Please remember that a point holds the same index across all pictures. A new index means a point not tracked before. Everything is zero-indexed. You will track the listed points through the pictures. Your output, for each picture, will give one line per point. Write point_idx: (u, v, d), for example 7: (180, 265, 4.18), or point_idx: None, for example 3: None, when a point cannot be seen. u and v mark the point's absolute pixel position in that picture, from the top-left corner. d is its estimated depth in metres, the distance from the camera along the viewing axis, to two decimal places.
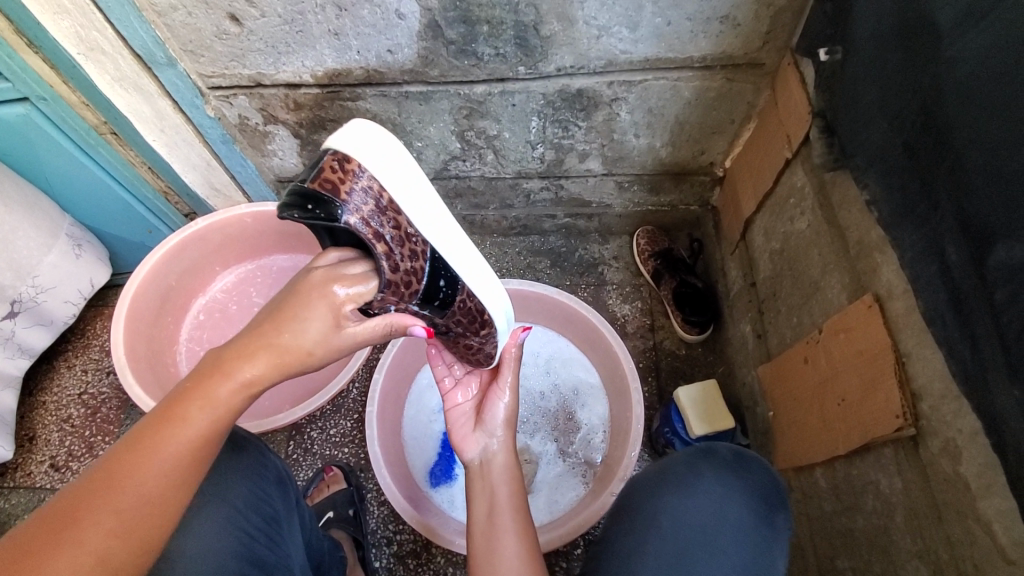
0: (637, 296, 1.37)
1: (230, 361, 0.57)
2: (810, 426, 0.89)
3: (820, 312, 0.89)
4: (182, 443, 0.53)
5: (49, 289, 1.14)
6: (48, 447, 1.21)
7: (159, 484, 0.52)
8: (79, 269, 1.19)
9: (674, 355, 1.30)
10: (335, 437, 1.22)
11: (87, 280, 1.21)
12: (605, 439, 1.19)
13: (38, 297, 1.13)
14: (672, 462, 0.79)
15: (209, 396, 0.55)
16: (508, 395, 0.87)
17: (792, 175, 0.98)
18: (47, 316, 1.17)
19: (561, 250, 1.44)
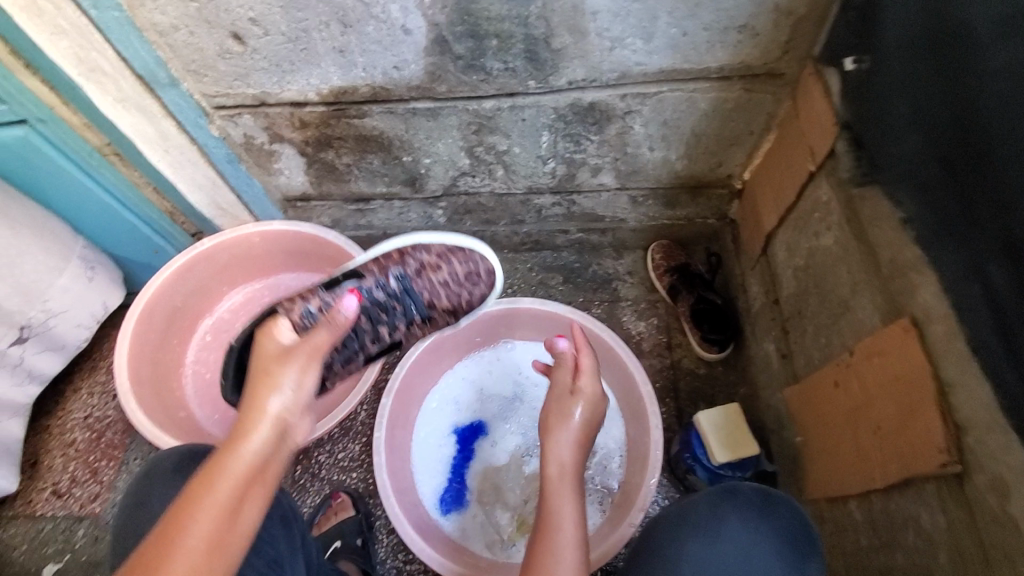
0: (653, 312, 1.33)
1: (240, 430, 0.60)
2: (845, 455, 0.84)
3: (851, 335, 0.84)
4: (205, 517, 0.54)
5: (59, 313, 1.11)
6: (51, 474, 1.20)
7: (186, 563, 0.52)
8: (90, 292, 1.15)
9: (694, 374, 1.25)
10: (343, 461, 1.18)
11: (102, 303, 1.19)
12: (622, 464, 1.13)
13: (49, 321, 1.10)
14: (693, 499, 0.73)
15: (226, 468, 0.57)
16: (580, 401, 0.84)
17: (815, 188, 0.93)
18: (57, 341, 1.14)
19: (574, 266, 1.39)
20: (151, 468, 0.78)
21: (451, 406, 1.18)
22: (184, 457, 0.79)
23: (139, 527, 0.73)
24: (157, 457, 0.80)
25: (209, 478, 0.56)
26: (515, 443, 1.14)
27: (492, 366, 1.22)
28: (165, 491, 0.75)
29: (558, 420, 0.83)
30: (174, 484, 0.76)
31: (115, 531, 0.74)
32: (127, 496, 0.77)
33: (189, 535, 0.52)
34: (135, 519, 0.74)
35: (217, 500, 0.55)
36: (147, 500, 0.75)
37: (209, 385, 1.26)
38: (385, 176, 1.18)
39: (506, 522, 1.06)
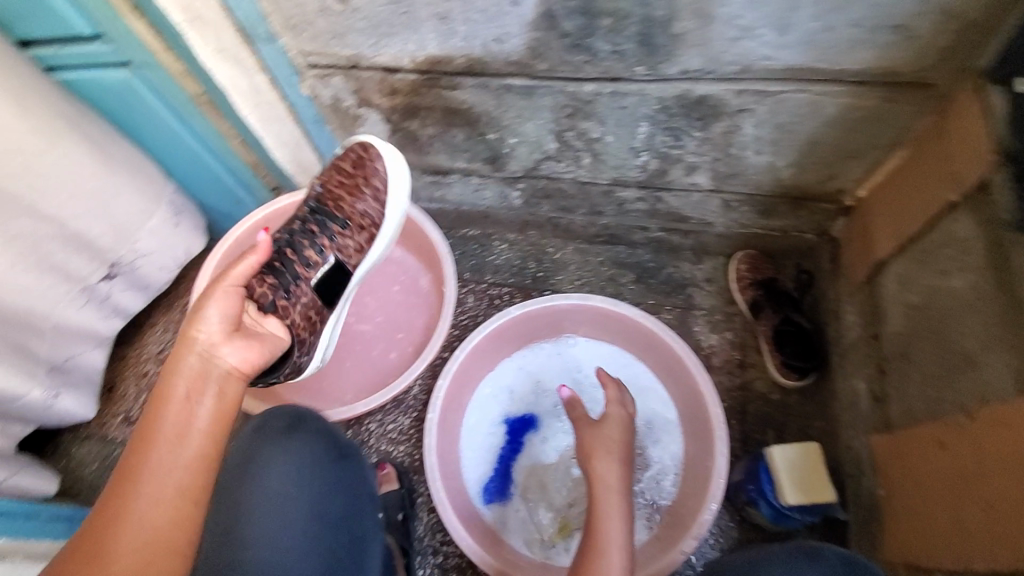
0: (728, 326, 1.23)
1: (176, 362, 0.61)
2: (939, 523, 0.76)
3: (970, 395, 0.74)
4: (159, 448, 0.55)
5: (146, 254, 1.14)
6: (125, 401, 1.27)
7: (152, 494, 0.53)
8: (175, 236, 1.18)
9: (765, 399, 1.16)
10: (393, 434, 1.18)
11: (183, 248, 1.21)
12: (676, 483, 1.06)
13: (136, 261, 1.13)
14: (767, 554, 0.68)
15: (168, 398, 0.58)
16: (617, 430, 0.80)
17: (953, 222, 0.81)
18: (142, 280, 1.17)
19: (648, 265, 1.32)
20: (262, 423, 0.78)
21: (504, 396, 1.15)
22: (292, 421, 0.79)
23: (243, 486, 0.72)
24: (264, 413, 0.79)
25: (143, 441, 0.55)
26: (565, 443, 1.10)
27: (550, 361, 1.19)
28: (275, 454, 0.74)
29: (602, 447, 0.77)
30: (284, 448, 0.75)
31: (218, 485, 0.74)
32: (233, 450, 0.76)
33: (150, 470, 0.54)
34: (240, 476, 0.73)
35: (167, 432, 0.56)
36: (254, 459, 0.74)
37: None
38: (466, 151, 1.14)
39: (548, 523, 1.03)
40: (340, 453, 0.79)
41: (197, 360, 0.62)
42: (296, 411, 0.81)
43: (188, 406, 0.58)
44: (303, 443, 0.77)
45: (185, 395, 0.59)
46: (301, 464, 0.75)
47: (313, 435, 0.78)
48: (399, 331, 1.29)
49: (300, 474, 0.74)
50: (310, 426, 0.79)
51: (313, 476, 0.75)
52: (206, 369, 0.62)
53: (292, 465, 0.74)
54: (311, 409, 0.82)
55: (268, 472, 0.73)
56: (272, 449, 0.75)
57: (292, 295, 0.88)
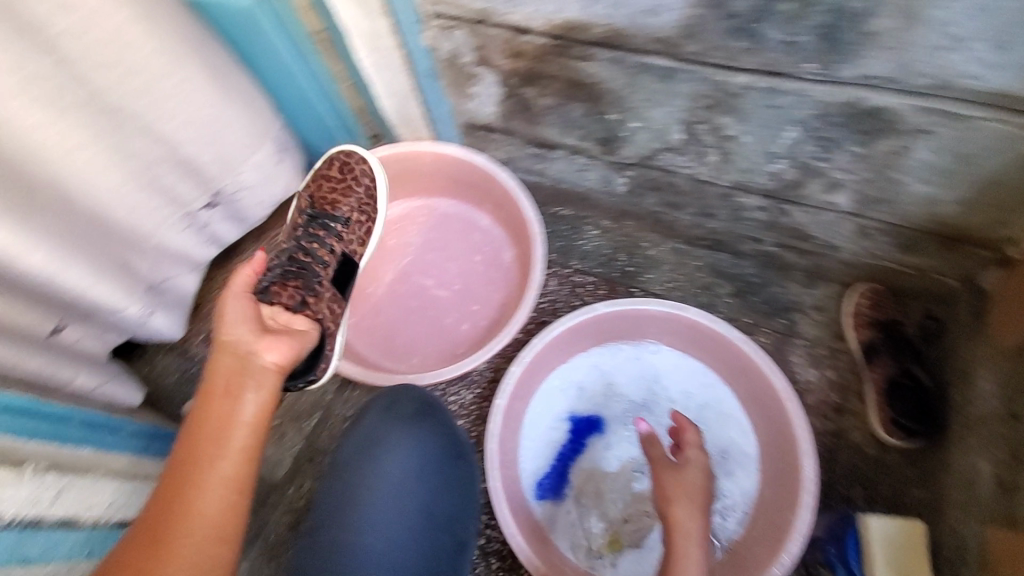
0: (831, 364, 1.11)
1: (217, 361, 0.69)
2: None
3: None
4: (210, 433, 0.60)
5: (248, 187, 1.16)
6: (208, 320, 1.31)
7: (214, 473, 0.57)
8: (277, 174, 1.20)
9: (859, 452, 1.05)
10: (454, 406, 1.16)
11: (282, 186, 1.23)
12: (740, 524, 0.98)
13: (238, 193, 1.15)
14: None
15: (215, 390, 0.65)
16: (701, 476, 0.74)
17: None
18: (241, 213, 1.20)
19: (752, 280, 1.20)
20: (394, 403, 0.82)
21: (572, 391, 1.09)
22: (422, 409, 0.82)
23: (369, 466, 0.75)
24: (395, 392, 0.84)
25: (197, 429, 0.60)
26: (629, 454, 1.04)
27: (628, 365, 1.11)
28: (403, 438, 0.78)
29: (686, 493, 0.71)
30: (411, 433, 0.79)
31: (343, 457, 0.77)
32: (361, 426, 0.80)
33: (205, 453, 0.58)
34: (368, 452, 0.76)
35: (217, 420, 0.61)
36: (383, 439, 0.77)
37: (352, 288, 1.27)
38: (580, 128, 1.06)
39: (598, 534, 0.99)
40: (457, 451, 0.82)
41: (236, 358, 0.69)
42: (424, 397, 0.85)
43: (232, 396, 0.64)
44: (429, 432, 0.80)
45: (227, 386, 0.65)
46: (425, 453, 0.78)
47: (438, 428, 0.81)
48: (475, 303, 1.25)
49: (423, 462, 0.77)
50: (437, 417, 0.82)
51: (431, 467, 0.77)
52: (244, 362, 0.69)
53: (418, 451, 0.77)
54: (439, 400, 0.85)
55: (395, 455, 0.76)
56: (399, 430, 0.79)
57: (319, 286, 0.96)
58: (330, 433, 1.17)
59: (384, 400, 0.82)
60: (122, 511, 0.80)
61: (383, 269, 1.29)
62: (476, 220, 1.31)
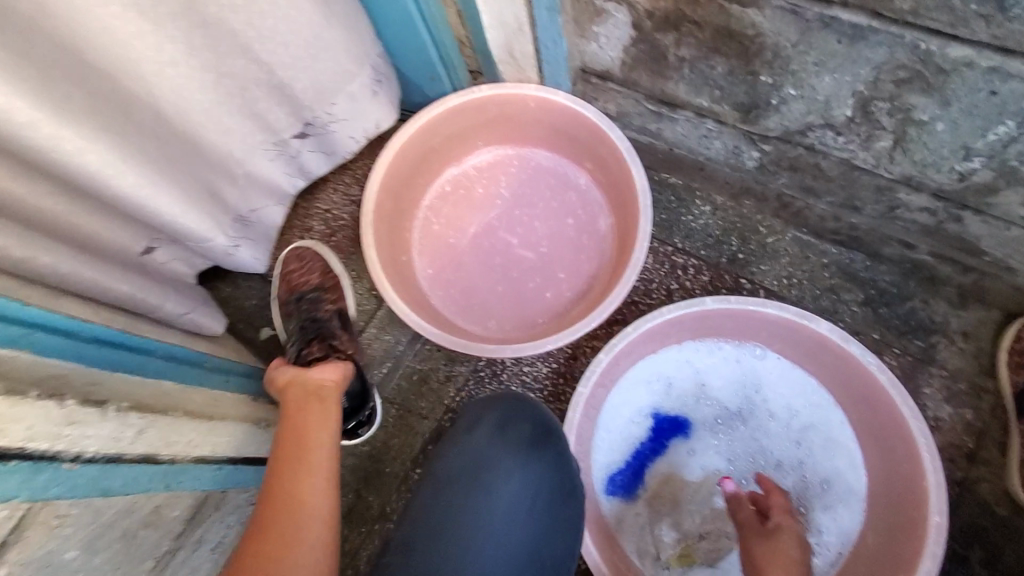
0: (972, 403, 0.94)
1: (287, 397, 0.89)
2: None
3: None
4: (298, 446, 0.80)
5: (341, 119, 1.10)
6: (288, 249, 1.28)
7: (309, 477, 0.76)
8: (371, 106, 1.14)
9: (984, 509, 0.90)
10: (527, 378, 1.10)
11: (375, 124, 1.18)
12: (833, 562, 0.88)
13: (330, 125, 1.09)
14: None
15: (293, 417, 0.85)
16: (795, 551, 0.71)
17: None
18: (331, 145, 1.15)
19: (887, 289, 1.01)
20: (512, 423, 0.75)
21: (659, 385, 1.00)
22: (540, 434, 0.74)
23: (477, 485, 0.70)
24: (510, 405, 0.77)
25: (286, 446, 0.80)
26: (715, 465, 0.96)
27: (726, 366, 0.99)
28: (515, 465, 0.71)
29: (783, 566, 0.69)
30: (526, 460, 0.72)
31: (445, 471, 0.71)
32: (468, 441, 0.74)
33: (297, 462, 0.78)
34: (475, 473, 0.71)
35: (298, 437, 0.81)
36: (493, 461, 0.71)
37: (434, 236, 1.19)
38: (719, 90, 0.89)
39: (669, 542, 0.93)
40: (571, 488, 0.73)
41: (298, 386, 0.90)
42: (541, 416, 0.76)
43: (305, 414, 0.85)
44: (544, 461, 0.72)
45: (299, 408, 0.86)
46: (537, 485, 0.71)
47: (555, 457, 0.73)
48: (562, 271, 1.15)
49: (534, 497, 0.70)
50: (555, 444, 0.74)
51: (535, 499, 0.70)
52: (305, 387, 0.89)
53: (529, 482, 0.71)
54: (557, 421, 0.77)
55: (505, 482, 0.70)
56: (511, 455, 0.72)
57: (341, 331, 1.07)
58: (398, 384, 1.15)
59: (499, 416, 0.76)
60: (198, 448, 0.80)
61: (466, 221, 1.20)
62: (572, 179, 1.19)
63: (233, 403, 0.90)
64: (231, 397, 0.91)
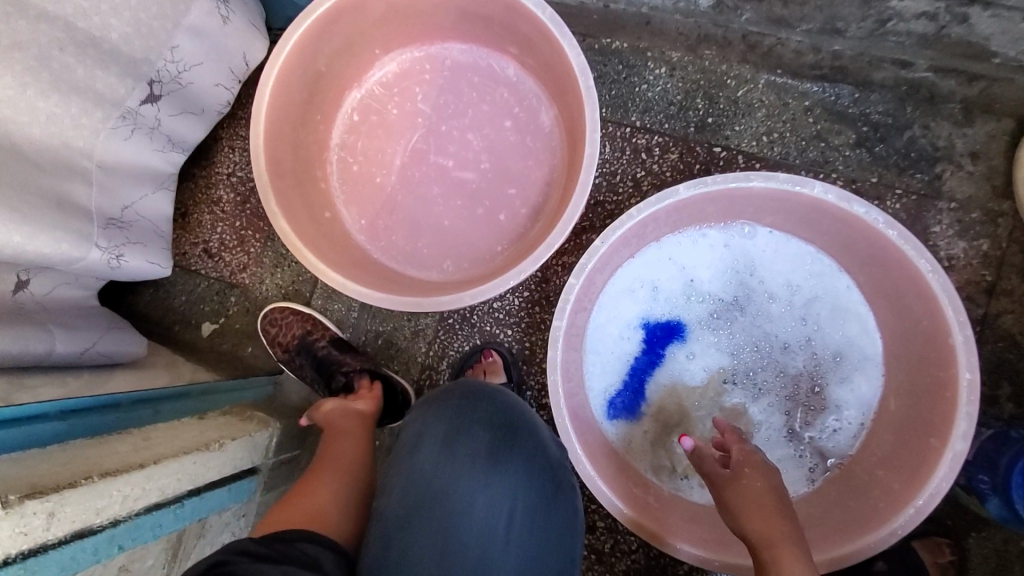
0: (987, 232, 0.84)
1: (327, 412, 0.84)
2: None
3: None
4: (336, 455, 0.77)
5: (193, 66, 0.89)
6: (201, 230, 1.10)
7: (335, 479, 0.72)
8: (227, 39, 0.92)
9: (1011, 343, 0.82)
10: (500, 314, 0.98)
11: (241, 55, 0.96)
12: (858, 434, 0.83)
13: (182, 77, 0.88)
14: None
15: (332, 431, 0.81)
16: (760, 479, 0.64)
17: None
18: (195, 102, 0.94)
19: (883, 122, 0.87)
20: (461, 439, 0.63)
21: (645, 292, 0.88)
22: (497, 439, 0.64)
23: (436, 521, 0.59)
24: (458, 406, 0.66)
25: (323, 456, 0.77)
26: (719, 363, 0.87)
27: (714, 255, 0.87)
28: (476, 482, 0.61)
29: (755, 505, 0.62)
30: (487, 475, 0.61)
31: (393, 513, 0.60)
32: (417, 465, 0.62)
33: (330, 466, 0.74)
34: (431, 506, 0.60)
35: (339, 449, 0.77)
36: (450, 487, 0.61)
37: (356, 179, 1.01)
38: None
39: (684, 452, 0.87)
40: (555, 489, 0.64)
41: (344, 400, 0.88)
42: (502, 401, 0.67)
43: (341, 425, 0.82)
44: (508, 470, 0.62)
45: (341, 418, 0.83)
46: (511, 500, 0.61)
47: (523, 460, 0.63)
48: (510, 186, 0.98)
49: (510, 516, 0.60)
50: (523, 438, 0.65)
51: (511, 515, 0.60)
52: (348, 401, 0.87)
53: (500, 500, 0.60)
54: (520, 414, 0.67)
55: (468, 508, 0.60)
56: (471, 478, 0.61)
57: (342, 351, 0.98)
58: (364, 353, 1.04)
59: (445, 430, 0.64)
60: (143, 499, 0.65)
61: (388, 152, 1.00)
62: (498, 71, 0.98)
63: (170, 430, 0.77)
64: (160, 428, 0.77)
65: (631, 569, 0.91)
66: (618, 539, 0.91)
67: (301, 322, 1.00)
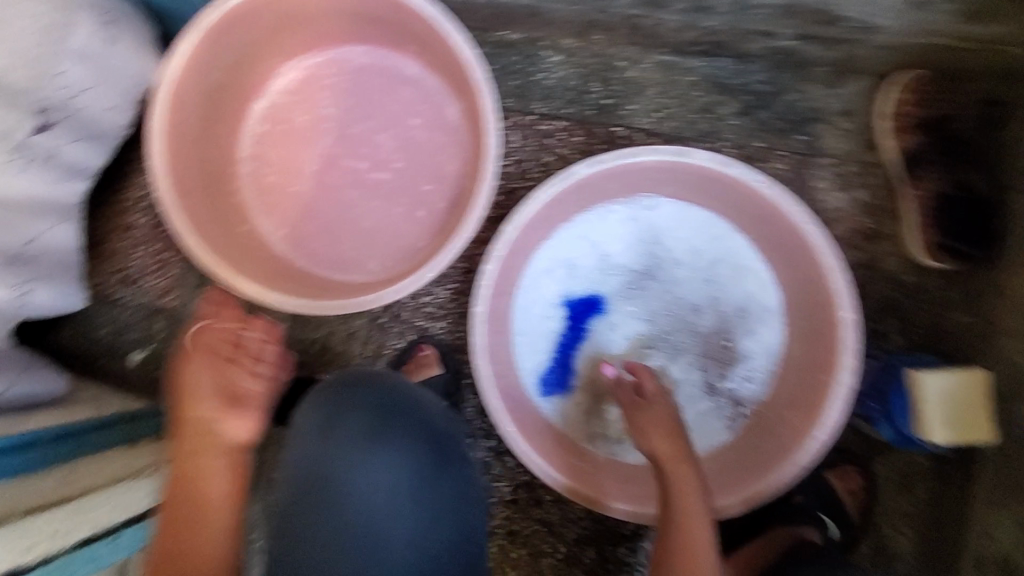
0: (863, 182, 0.91)
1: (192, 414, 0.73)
2: None
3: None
4: (201, 478, 0.71)
5: (85, 88, 0.86)
6: (119, 257, 1.08)
7: (200, 522, 0.70)
8: (120, 59, 0.90)
9: (897, 285, 0.88)
10: (430, 308, 1.00)
11: (133, 77, 0.93)
12: (767, 381, 0.89)
13: (75, 99, 0.85)
14: None
15: (202, 445, 0.72)
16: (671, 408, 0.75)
17: None
18: (93, 126, 0.91)
19: (763, 89, 0.93)
20: (334, 426, 0.66)
21: (562, 270, 0.92)
22: (371, 422, 0.66)
23: (322, 503, 0.63)
24: (332, 397, 0.68)
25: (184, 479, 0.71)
26: (637, 331, 0.92)
27: (621, 228, 0.92)
28: (356, 463, 0.64)
29: (660, 425, 0.73)
30: (366, 455, 0.64)
31: (283, 502, 0.65)
32: (299, 455, 0.66)
33: (194, 492, 0.71)
34: (315, 491, 0.64)
35: (218, 463, 0.72)
36: (329, 472, 0.64)
37: (270, 189, 1.01)
38: None
39: (615, 418, 0.91)
40: (436, 459, 0.67)
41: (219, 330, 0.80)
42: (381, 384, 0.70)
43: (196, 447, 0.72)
44: (386, 448, 0.65)
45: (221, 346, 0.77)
46: (393, 477, 0.64)
47: (398, 439, 0.66)
48: (425, 183, 0.99)
49: (391, 490, 0.64)
50: (407, 418, 0.67)
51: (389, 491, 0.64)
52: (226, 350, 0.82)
53: (378, 478, 0.64)
54: (395, 394, 0.69)
55: (350, 488, 0.63)
56: (349, 461, 0.64)
57: None
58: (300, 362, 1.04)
59: (318, 419, 0.66)
60: (84, 528, 0.66)
61: (300, 160, 1.01)
62: (400, 70, 0.99)
63: (108, 458, 0.80)
64: (94, 462, 0.78)
65: (581, 535, 0.95)
66: (565, 509, 0.95)
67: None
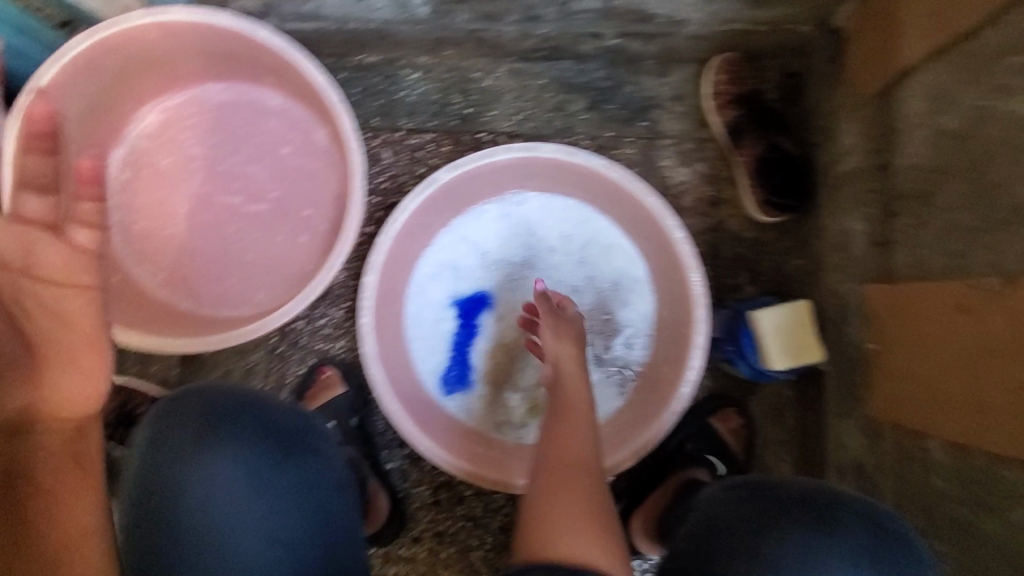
0: (701, 155, 1.02)
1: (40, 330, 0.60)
2: (904, 386, 0.72)
3: (1016, 255, 0.59)
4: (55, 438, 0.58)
5: None
6: None
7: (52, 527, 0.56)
8: None
9: (740, 240, 1.00)
10: (327, 330, 1.01)
11: None
12: (648, 345, 0.97)
13: None
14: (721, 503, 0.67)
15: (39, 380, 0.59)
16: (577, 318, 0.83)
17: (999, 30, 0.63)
18: None
19: (603, 84, 1.02)
20: (168, 438, 0.70)
21: (447, 273, 0.97)
22: (203, 427, 0.70)
23: (164, 512, 0.68)
24: (163, 413, 0.72)
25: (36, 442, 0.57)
26: None
27: (496, 225, 0.98)
28: (192, 469, 0.69)
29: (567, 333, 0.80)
30: (201, 459, 0.69)
31: (129, 521, 0.70)
32: (138, 473, 0.70)
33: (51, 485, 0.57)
34: (156, 503, 0.69)
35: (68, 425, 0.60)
36: (168, 483, 0.69)
37: (143, 236, 0.99)
38: None
39: (517, 404, 0.96)
40: (277, 447, 0.72)
41: (52, 241, 0.60)
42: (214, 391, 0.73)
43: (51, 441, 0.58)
44: (223, 447, 0.70)
45: (40, 296, 0.59)
46: (235, 472, 0.70)
47: (231, 436, 0.70)
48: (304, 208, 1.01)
49: (230, 486, 0.69)
50: (241, 419, 0.71)
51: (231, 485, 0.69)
52: (56, 264, 0.60)
53: (218, 477, 0.69)
54: (225, 395, 0.73)
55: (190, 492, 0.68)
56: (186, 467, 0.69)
57: None
58: None
59: (152, 435, 0.70)
60: None
61: (171, 202, 1.00)
62: (262, 102, 1.00)
63: None
64: None
65: (505, 523, 0.98)
66: (486, 501, 0.98)
67: (108, 396, 0.96)
